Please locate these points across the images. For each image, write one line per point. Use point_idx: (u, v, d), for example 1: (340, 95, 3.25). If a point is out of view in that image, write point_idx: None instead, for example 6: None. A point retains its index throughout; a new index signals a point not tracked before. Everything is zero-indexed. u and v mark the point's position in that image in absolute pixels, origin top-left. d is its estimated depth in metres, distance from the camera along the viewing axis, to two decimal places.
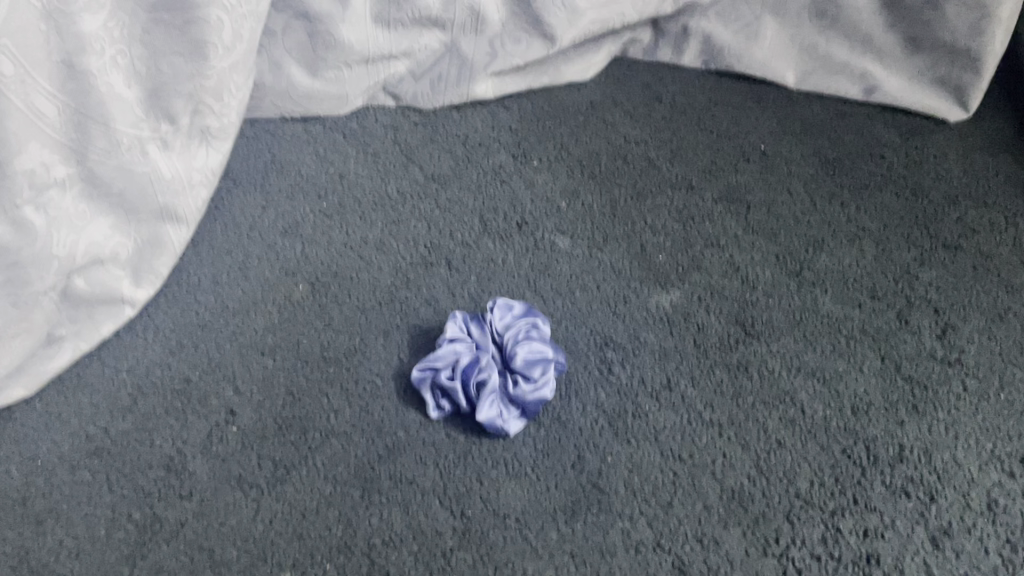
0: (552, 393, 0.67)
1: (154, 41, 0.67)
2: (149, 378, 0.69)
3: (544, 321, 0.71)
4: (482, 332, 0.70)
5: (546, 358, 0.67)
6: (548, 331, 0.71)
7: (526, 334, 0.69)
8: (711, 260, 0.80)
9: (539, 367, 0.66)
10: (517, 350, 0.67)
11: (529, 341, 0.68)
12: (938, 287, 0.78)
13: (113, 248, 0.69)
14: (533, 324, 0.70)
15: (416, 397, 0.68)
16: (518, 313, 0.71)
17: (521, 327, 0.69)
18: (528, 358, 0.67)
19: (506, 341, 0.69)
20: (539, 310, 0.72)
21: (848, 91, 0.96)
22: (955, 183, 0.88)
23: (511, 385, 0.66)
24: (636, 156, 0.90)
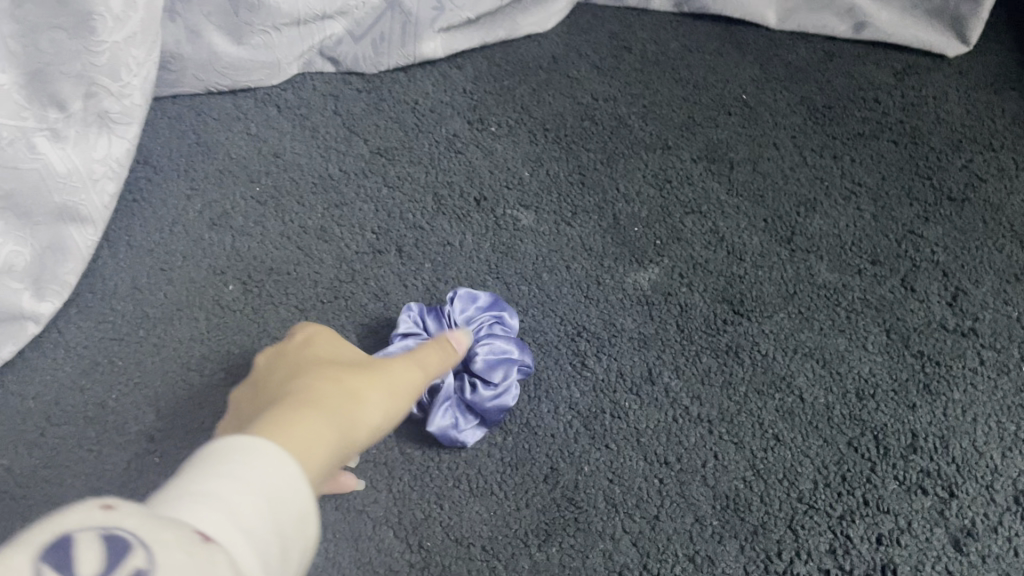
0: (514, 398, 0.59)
1: (28, 15, 0.57)
2: (60, 406, 0.61)
3: (512, 314, 0.62)
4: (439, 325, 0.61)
5: (511, 358, 0.59)
6: (514, 326, 0.62)
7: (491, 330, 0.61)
8: (692, 229, 0.72)
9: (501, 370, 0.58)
10: (477, 350, 0.59)
11: (495, 339, 0.60)
12: (945, 247, 0.71)
13: (5, 258, 0.60)
14: (497, 318, 0.62)
15: None
16: (483, 303, 0.62)
17: (486, 322, 0.61)
18: (490, 358, 0.58)
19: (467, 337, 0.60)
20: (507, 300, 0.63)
21: (835, 29, 0.86)
22: (958, 126, 0.80)
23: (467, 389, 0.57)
24: (606, 115, 0.81)
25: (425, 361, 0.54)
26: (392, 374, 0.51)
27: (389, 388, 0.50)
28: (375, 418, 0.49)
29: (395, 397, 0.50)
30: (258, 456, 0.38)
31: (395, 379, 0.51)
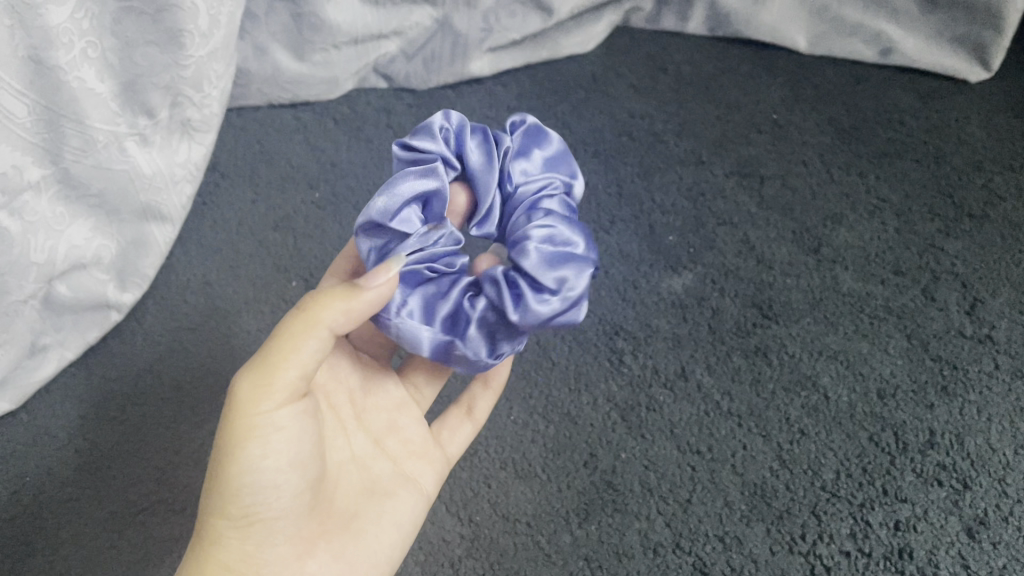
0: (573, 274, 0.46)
1: (126, 31, 0.63)
2: (138, 387, 0.68)
3: (574, 166, 0.52)
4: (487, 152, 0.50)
5: (575, 248, 0.48)
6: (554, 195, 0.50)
7: (550, 219, 0.48)
8: (725, 239, 0.76)
9: (566, 272, 0.46)
10: (527, 244, 0.46)
11: (555, 230, 0.48)
12: (965, 260, 0.75)
13: (94, 252, 0.66)
14: (560, 185, 0.51)
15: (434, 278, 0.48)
16: (543, 147, 0.52)
17: (548, 189, 0.50)
18: (550, 248, 0.46)
19: (518, 198, 0.50)
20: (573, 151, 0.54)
21: (863, 54, 0.91)
22: (980, 147, 0.84)
23: (505, 295, 0.46)
24: (642, 131, 0.86)
25: (258, 373, 0.42)
26: (220, 439, 0.43)
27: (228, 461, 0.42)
28: (226, 518, 0.43)
29: (234, 475, 0.42)
30: None
31: (222, 448, 0.42)
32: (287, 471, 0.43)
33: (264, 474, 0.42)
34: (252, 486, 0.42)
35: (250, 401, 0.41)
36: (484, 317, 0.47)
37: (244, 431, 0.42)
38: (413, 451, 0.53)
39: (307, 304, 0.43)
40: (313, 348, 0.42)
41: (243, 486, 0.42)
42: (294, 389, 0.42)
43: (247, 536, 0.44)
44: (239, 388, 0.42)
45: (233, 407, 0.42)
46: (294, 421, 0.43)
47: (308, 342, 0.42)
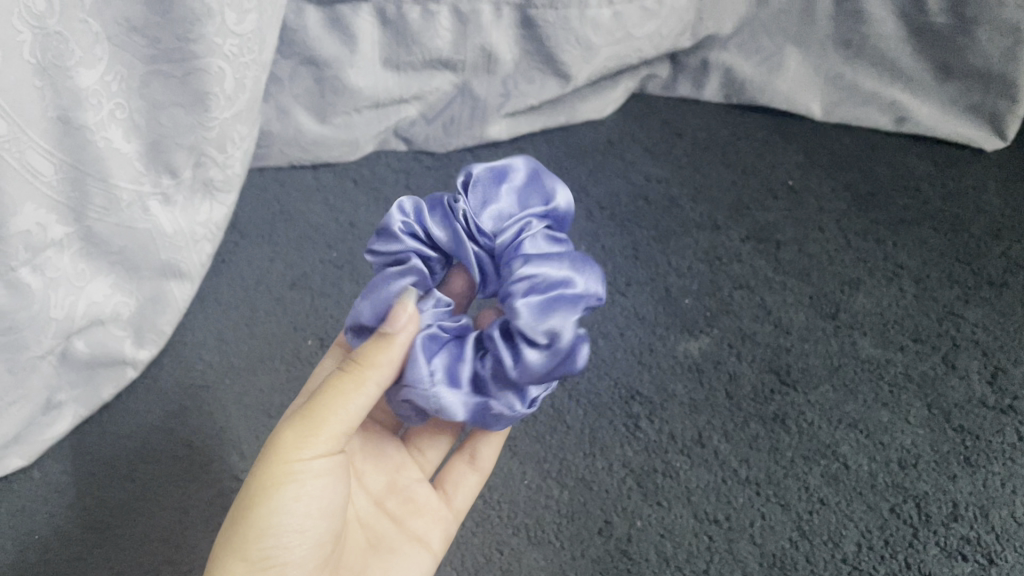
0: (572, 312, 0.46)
1: (153, 93, 0.65)
2: (151, 444, 0.68)
3: (545, 184, 0.51)
4: (454, 231, 0.50)
5: (563, 287, 0.46)
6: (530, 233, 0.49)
7: (529, 268, 0.47)
8: (741, 303, 0.76)
9: (552, 324, 0.45)
10: (513, 303, 0.46)
11: (535, 279, 0.46)
12: (985, 328, 0.74)
13: (114, 308, 0.67)
14: (529, 215, 0.50)
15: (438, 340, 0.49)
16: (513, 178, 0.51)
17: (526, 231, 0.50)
18: (530, 301, 0.46)
19: (500, 252, 0.50)
20: (545, 169, 0.52)
21: (879, 122, 0.92)
22: (998, 215, 0.84)
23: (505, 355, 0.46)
24: (658, 195, 0.86)
25: (303, 416, 0.46)
26: (254, 483, 0.46)
27: (261, 502, 0.46)
28: (244, 565, 0.46)
29: (267, 513, 0.46)
30: None
31: (255, 492, 0.46)
32: (313, 516, 0.47)
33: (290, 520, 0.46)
34: (279, 530, 0.46)
35: (294, 447, 0.46)
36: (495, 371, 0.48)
37: (281, 474, 0.46)
38: (416, 510, 0.56)
39: (353, 360, 0.47)
40: (351, 408, 0.46)
41: (270, 527, 0.46)
42: (334, 442, 0.47)
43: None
44: (285, 436, 0.46)
45: (277, 451, 0.46)
46: (327, 473, 0.47)
47: (355, 397, 0.46)
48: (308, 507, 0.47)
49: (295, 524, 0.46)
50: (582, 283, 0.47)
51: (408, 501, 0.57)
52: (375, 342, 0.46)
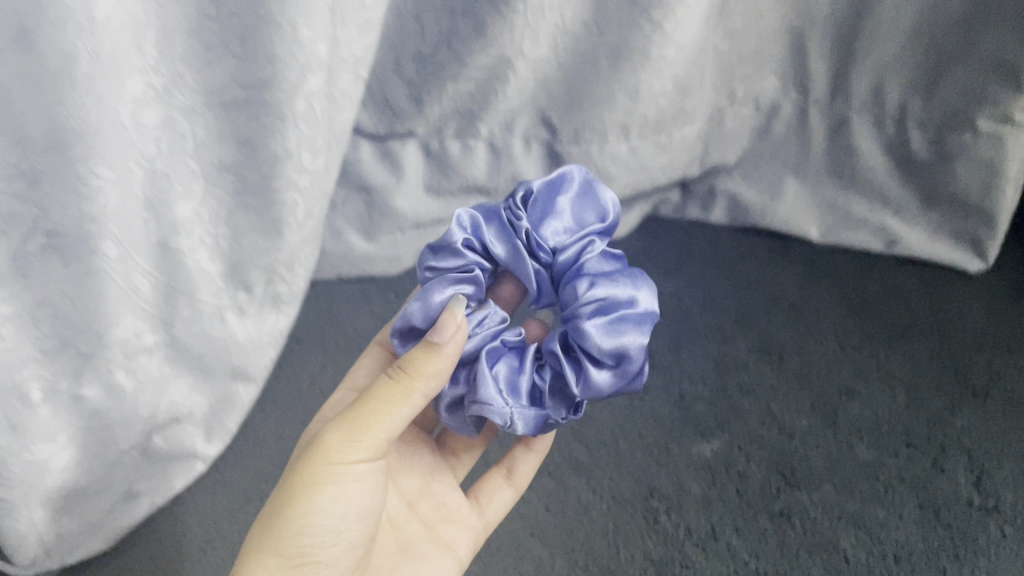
0: (637, 328, 0.57)
1: (237, 221, 0.76)
2: (218, 532, 0.77)
3: (597, 203, 0.63)
4: (513, 245, 0.60)
5: (630, 307, 0.57)
6: (590, 250, 0.60)
7: (597, 290, 0.58)
8: (749, 408, 0.84)
9: (624, 341, 0.56)
10: (583, 321, 0.56)
11: (605, 301, 0.57)
12: (971, 434, 0.81)
13: (190, 407, 0.77)
14: (587, 236, 0.61)
15: (504, 356, 0.59)
16: (567, 197, 0.63)
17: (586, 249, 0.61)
18: (601, 320, 0.56)
19: (563, 267, 0.61)
20: (596, 184, 0.64)
21: (871, 244, 1.03)
22: (981, 330, 0.93)
23: (571, 370, 0.58)
24: (671, 308, 0.95)
25: (349, 421, 0.53)
26: (302, 482, 0.53)
27: (307, 501, 0.53)
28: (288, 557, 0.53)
29: (313, 512, 0.53)
30: None
31: (303, 493, 0.53)
32: (352, 519, 0.54)
33: (330, 517, 0.53)
34: (322, 527, 0.53)
35: (339, 447, 0.53)
36: (551, 381, 0.60)
37: (327, 477, 0.53)
38: (445, 518, 0.66)
39: (402, 368, 0.53)
40: (396, 420, 0.53)
41: (315, 526, 0.53)
42: (374, 449, 0.53)
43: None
44: (331, 439, 0.53)
45: (325, 455, 0.53)
46: (365, 477, 0.54)
47: (402, 406, 0.52)
48: (347, 508, 0.54)
49: (335, 524, 0.54)
50: (642, 301, 0.58)
51: (438, 510, 0.66)
52: (428, 350, 0.53)
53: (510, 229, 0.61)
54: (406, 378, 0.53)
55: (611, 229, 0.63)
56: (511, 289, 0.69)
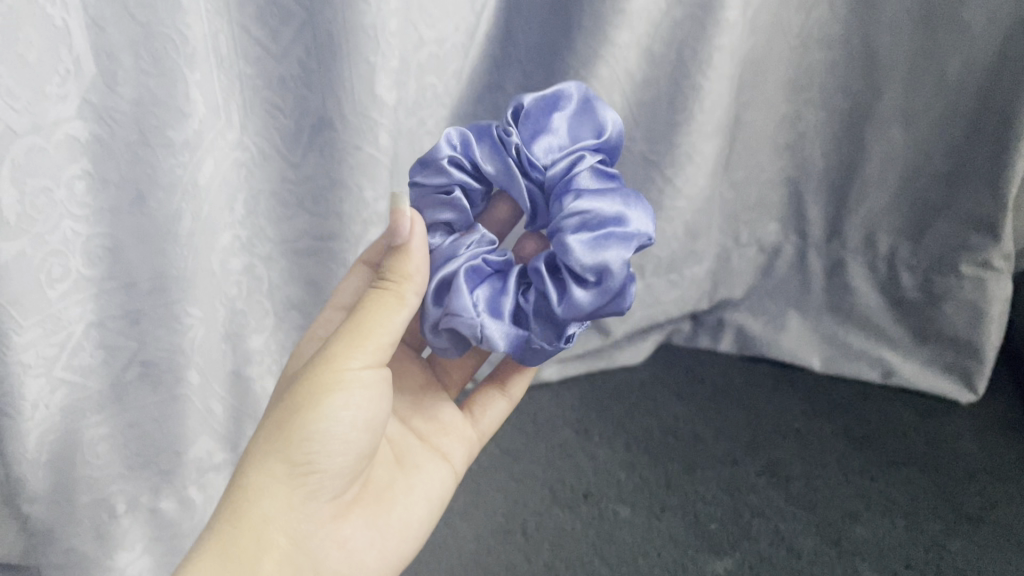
0: (623, 246, 0.60)
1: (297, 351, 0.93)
2: None
3: (597, 119, 0.67)
4: (505, 164, 0.66)
5: (615, 223, 0.61)
6: (583, 165, 0.64)
7: (582, 206, 0.61)
8: (758, 529, 0.91)
9: (605, 258, 0.59)
10: (566, 240, 0.61)
11: (588, 214, 0.61)
12: (965, 558, 0.88)
13: None
14: (578, 151, 0.65)
15: (490, 278, 0.65)
16: (563, 115, 0.67)
17: (576, 163, 0.65)
18: (583, 236, 0.60)
19: (554, 182, 0.65)
20: (596, 100, 0.68)
21: (868, 373, 1.11)
22: (974, 459, 1.00)
23: (555, 291, 0.63)
24: (685, 432, 1.03)
25: (353, 331, 0.59)
26: (311, 391, 0.59)
27: (317, 407, 0.59)
28: (296, 459, 0.59)
29: (322, 418, 0.59)
30: None
31: (313, 399, 0.59)
32: (359, 425, 0.60)
33: (335, 426, 0.59)
34: (331, 432, 0.59)
35: (344, 357, 0.59)
36: (537, 305, 0.64)
37: (335, 383, 0.59)
38: (439, 433, 0.76)
39: (390, 276, 0.61)
40: (391, 326, 0.60)
41: (325, 430, 0.59)
42: (375, 356, 0.60)
43: (301, 485, 0.60)
44: (339, 350, 0.59)
45: (332, 364, 0.59)
46: (370, 385, 0.60)
47: (396, 310, 0.60)
48: (357, 416, 0.60)
49: (346, 430, 0.60)
50: (631, 219, 0.61)
51: (433, 424, 0.77)
52: (403, 255, 0.60)
53: (501, 148, 0.66)
54: (390, 285, 0.60)
55: (606, 138, 0.66)
56: (506, 209, 0.77)
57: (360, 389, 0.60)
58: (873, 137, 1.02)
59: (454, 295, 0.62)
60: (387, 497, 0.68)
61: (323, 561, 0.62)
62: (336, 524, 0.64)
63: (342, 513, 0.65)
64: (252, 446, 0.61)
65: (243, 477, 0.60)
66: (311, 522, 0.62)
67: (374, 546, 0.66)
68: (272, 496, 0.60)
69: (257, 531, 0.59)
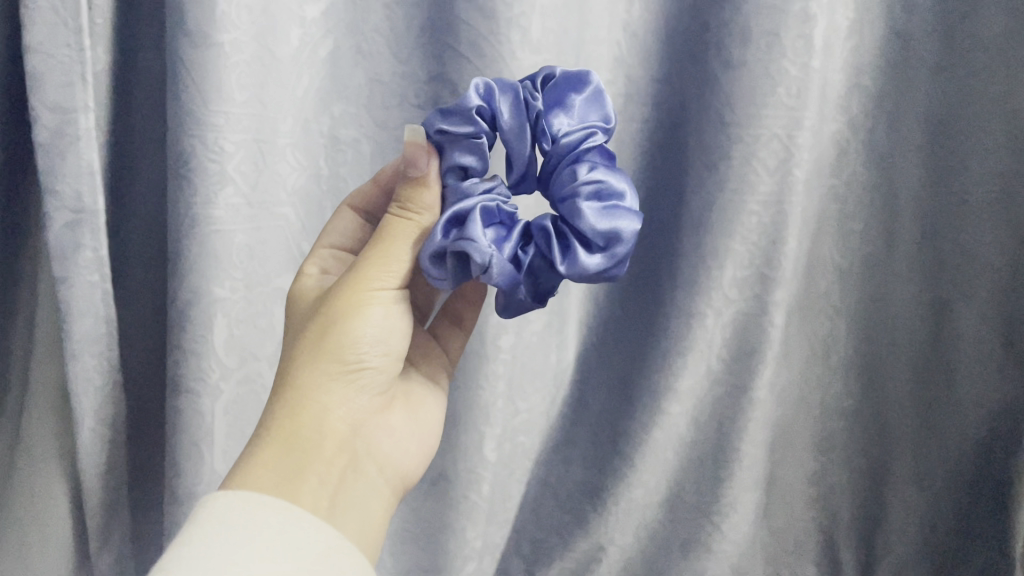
0: (625, 218, 0.68)
1: None
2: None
3: (606, 104, 0.73)
4: (518, 124, 0.71)
5: (621, 200, 0.69)
6: (599, 140, 0.71)
7: (597, 176, 0.69)
8: None
9: (617, 225, 0.68)
10: (581, 204, 0.68)
11: (602, 184, 0.69)
12: None
13: None
14: (594, 129, 0.71)
15: (495, 226, 0.70)
16: (579, 96, 0.73)
17: (588, 138, 0.71)
18: (597, 206, 0.68)
19: (564, 149, 0.71)
20: (605, 89, 0.74)
21: None
22: None
23: (558, 252, 0.69)
24: None
25: (380, 258, 0.71)
26: (350, 306, 0.71)
27: (354, 319, 0.71)
28: (344, 363, 0.72)
29: (365, 323, 0.71)
30: (252, 510, 0.64)
31: (353, 311, 0.71)
32: (398, 332, 0.73)
33: (374, 332, 0.71)
34: (370, 338, 0.72)
35: (373, 280, 0.71)
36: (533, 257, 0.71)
37: (365, 297, 0.71)
38: (429, 356, 0.91)
39: (405, 205, 0.72)
40: (408, 250, 0.71)
41: (369, 337, 0.71)
42: (400, 276, 0.72)
43: (349, 380, 0.73)
44: (372, 272, 0.71)
45: (361, 284, 0.71)
46: (401, 298, 0.73)
47: (415, 237, 0.72)
48: (398, 327, 0.73)
49: (386, 332, 0.72)
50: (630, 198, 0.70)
51: (422, 347, 0.91)
52: (418, 187, 0.71)
53: (519, 108, 0.71)
54: (412, 214, 0.71)
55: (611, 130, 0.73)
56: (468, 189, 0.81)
57: (388, 301, 0.72)
58: (892, 494, 1.20)
59: (470, 226, 0.67)
60: (409, 406, 0.84)
61: (369, 437, 0.77)
62: (375, 414, 0.79)
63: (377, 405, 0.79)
64: (296, 356, 0.72)
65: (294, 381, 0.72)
66: (359, 409, 0.75)
67: (405, 435, 0.82)
68: (327, 391, 0.72)
69: (316, 422, 0.71)
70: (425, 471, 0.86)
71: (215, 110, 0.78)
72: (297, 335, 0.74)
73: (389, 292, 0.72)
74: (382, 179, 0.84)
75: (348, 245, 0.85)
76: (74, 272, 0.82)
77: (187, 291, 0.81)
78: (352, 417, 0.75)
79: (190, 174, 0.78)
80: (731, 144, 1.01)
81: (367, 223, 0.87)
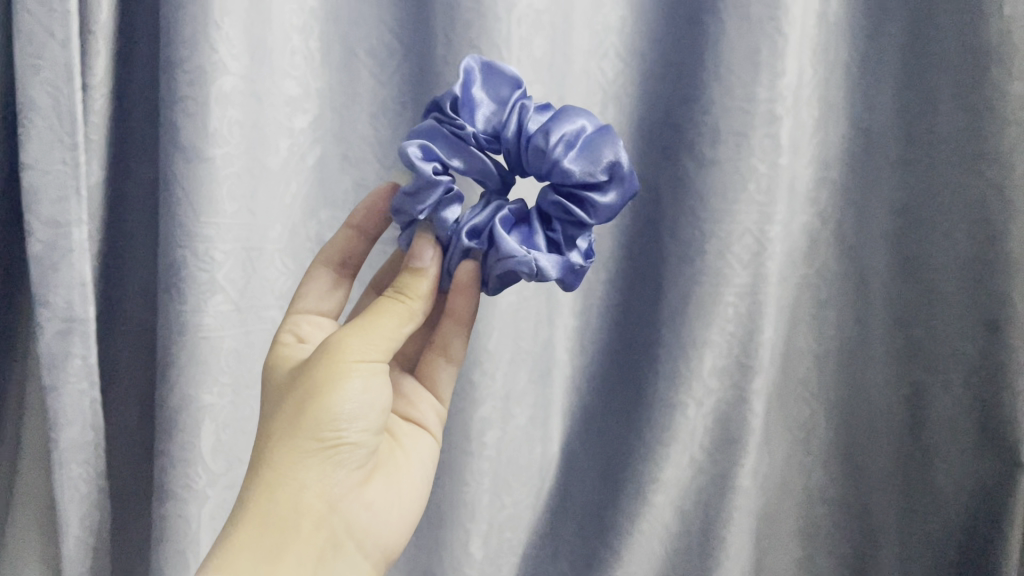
0: (601, 142, 0.73)
1: None
2: None
3: (508, 74, 0.77)
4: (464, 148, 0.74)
5: (584, 131, 0.73)
6: (524, 102, 0.75)
7: (551, 127, 0.72)
8: None
9: (605, 157, 0.72)
10: (560, 160, 0.71)
11: (563, 133, 0.72)
12: None
13: None
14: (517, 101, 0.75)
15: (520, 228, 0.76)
16: (479, 86, 0.76)
17: (521, 110, 0.75)
18: (577, 154, 0.72)
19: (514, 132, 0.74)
20: (491, 61, 0.78)
21: None
22: None
23: (581, 212, 0.74)
24: None
25: (359, 333, 0.71)
26: (329, 382, 0.69)
27: (333, 396, 0.69)
28: (322, 440, 0.69)
29: (342, 400, 0.69)
30: None
31: (331, 386, 0.69)
32: (377, 405, 0.72)
33: (352, 407, 0.70)
34: (351, 412, 0.70)
35: (352, 354, 0.70)
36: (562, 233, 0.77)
37: (343, 372, 0.70)
38: (413, 421, 0.90)
39: (399, 290, 0.75)
40: (393, 325, 0.73)
41: (347, 413, 0.70)
42: (380, 350, 0.72)
43: (327, 457, 0.71)
44: (352, 345, 0.71)
45: (339, 359, 0.70)
46: (379, 372, 0.72)
47: (403, 316, 0.74)
48: (376, 400, 0.72)
49: (365, 408, 0.71)
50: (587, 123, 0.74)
51: (405, 398, 0.91)
52: (412, 276, 0.75)
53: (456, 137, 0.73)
54: (405, 299, 0.75)
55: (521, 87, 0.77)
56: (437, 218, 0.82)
57: (366, 376, 0.71)
58: None
59: (502, 244, 0.72)
60: (394, 474, 0.82)
61: (349, 513, 0.74)
62: (358, 487, 0.76)
63: (360, 479, 0.77)
64: (273, 433, 0.71)
65: (270, 459, 0.70)
66: (337, 484, 0.73)
67: (389, 505, 0.80)
68: (305, 469, 0.70)
69: (293, 501, 0.69)
70: (408, 541, 0.83)
71: (206, 222, 0.81)
72: (275, 412, 0.72)
73: (368, 368, 0.71)
74: (350, 229, 0.85)
75: (323, 304, 0.86)
76: (63, 378, 0.83)
77: (176, 398, 0.82)
78: (330, 494, 0.72)
79: (180, 285, 0.81)
80: (705, 238, 1.05)
81: (341, 274, 0.87)
